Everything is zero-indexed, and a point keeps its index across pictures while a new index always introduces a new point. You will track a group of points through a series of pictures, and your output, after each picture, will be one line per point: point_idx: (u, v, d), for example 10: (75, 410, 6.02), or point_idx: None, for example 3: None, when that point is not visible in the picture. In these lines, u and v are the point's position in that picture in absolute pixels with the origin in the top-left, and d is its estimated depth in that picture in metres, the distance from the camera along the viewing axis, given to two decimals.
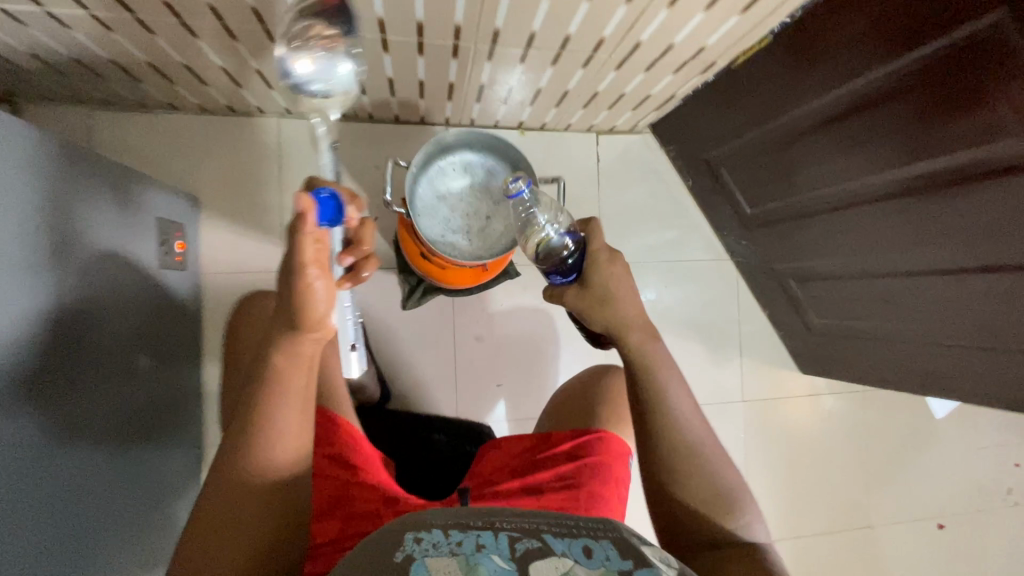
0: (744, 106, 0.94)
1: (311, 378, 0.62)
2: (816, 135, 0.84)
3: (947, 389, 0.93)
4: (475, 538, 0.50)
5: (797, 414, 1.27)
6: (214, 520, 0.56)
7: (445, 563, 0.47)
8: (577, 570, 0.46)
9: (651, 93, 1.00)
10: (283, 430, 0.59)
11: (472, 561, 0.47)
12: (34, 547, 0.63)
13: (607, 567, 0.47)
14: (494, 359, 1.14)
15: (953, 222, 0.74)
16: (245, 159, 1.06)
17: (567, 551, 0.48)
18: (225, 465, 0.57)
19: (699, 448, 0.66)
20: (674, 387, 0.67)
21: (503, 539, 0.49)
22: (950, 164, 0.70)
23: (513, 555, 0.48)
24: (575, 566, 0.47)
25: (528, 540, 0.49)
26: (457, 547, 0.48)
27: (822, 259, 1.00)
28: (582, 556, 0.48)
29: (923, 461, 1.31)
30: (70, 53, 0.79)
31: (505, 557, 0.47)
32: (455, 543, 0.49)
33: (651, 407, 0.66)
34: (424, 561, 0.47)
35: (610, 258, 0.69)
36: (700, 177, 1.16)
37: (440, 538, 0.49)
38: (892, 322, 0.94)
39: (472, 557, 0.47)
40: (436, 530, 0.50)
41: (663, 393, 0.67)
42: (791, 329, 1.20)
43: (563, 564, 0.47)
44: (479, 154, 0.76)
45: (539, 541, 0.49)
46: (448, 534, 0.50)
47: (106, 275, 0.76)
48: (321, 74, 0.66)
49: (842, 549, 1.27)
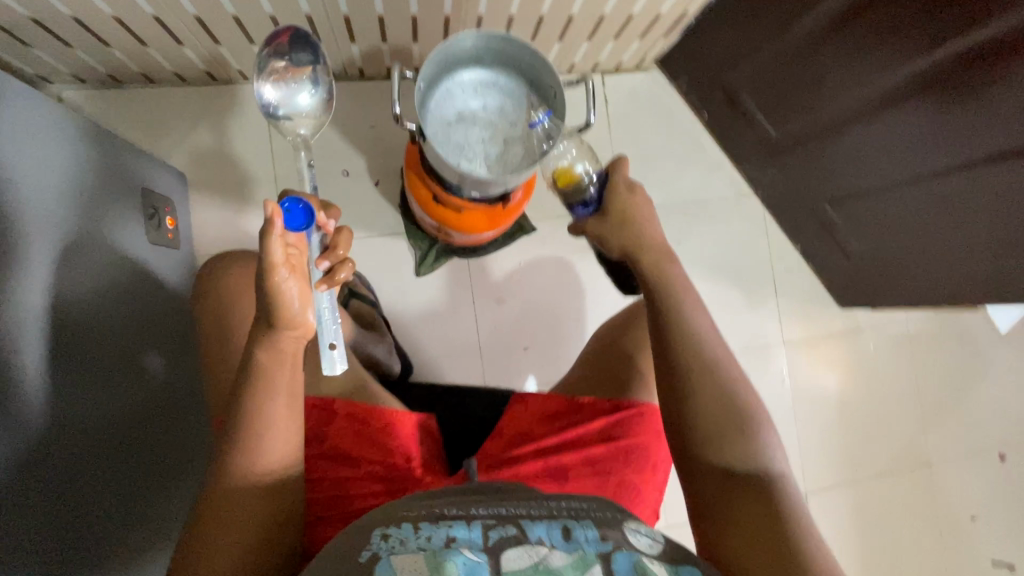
0: (770, 9, 0.87)
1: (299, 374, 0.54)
2: (849, 30, 0.79)
3: (1012, 294, 0.85)
4: (445, 531, 0.48)
5: (843, 353, 1.19)
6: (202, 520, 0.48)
7: (411, 561, 0.45)
8: (553, 557, 0.45)
9: (662, 12, 0.92)
10: (275, 420, 0.51)
11: (440, 558, 0.45)
12: (35, 546, 0.55)
13: (585, 551, 0.46)
14: (519, 318, 1.06)
15: (1004, 102, 0.68)
16: (235, 130, 0.98)
17: (545, 536, 0.48)
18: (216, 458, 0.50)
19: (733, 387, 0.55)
20: (700, 312, 0.58)
21: (476, 529, 0.48)
22: (992, 36, 0.65)
23: (486, 545, 0.46)
24: (552, 552, 0.46)
25: (501, 528, 0.48)
26: (426, 543, 0.47)
27: (857, 174, 0.93)
28: (561, 539, 0.47)
29: (981, 391, 1.22)
30: (29, 12, 0.72)
31: (475, 550, 0.46)
32: (424, 537, 0.47)
33: (674, 331, 0.56)
34: (390, 559, 0.45)
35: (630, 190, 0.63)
36: (717, 107, 1.09)
37: (409, 533, 0.48)
38: (947, 227, 0.86)
39: (440, 553, 0.45)
40: (406, 525, 0.49)
41: (682, 315, 0.57)
42: (828, 262, 1.14)
43: (539, 553, 0.46)
44: (500, 75, 0.70)
45: (515, 527, 0.48)
46: (417, 528, 0.48)
47: (96, 244, 0.69)
48: (287, 95, 0.72)
49: (907, 492, 1.18)
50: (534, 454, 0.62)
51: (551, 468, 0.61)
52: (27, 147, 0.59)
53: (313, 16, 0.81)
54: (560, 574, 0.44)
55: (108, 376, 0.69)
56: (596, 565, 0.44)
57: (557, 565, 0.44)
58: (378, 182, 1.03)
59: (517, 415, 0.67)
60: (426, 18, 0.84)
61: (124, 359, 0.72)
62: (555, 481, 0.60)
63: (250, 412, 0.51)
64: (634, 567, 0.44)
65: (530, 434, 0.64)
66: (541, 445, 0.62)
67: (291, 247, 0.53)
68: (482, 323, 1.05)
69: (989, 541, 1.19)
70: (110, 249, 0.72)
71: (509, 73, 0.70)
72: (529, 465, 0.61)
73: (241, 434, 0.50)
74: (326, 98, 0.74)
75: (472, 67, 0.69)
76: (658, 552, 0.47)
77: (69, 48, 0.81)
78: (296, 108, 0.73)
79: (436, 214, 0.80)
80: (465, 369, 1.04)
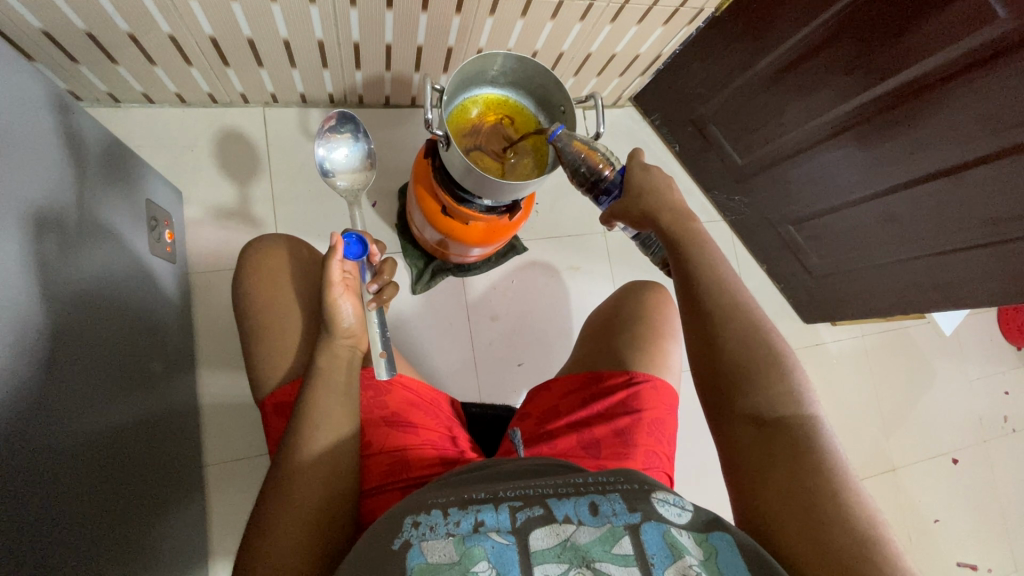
0: (733, 52, 1.00)
1: (356, 353, 0.59)
2: (802, 69, 0.93)
3: (953, 298, 0.97)
4: (474, 515, 0.47)
5: (813, 362, 1.28)
6: (284, 484, 0.50)
7: (442, 548, 0.44)
8: (580, 534, 0.46)
9: (640, 53, 1.04)
10: (332, 407, 0.55)
11: (468, 544, 0.45)
12: (50, 547, 0.53)
13: (614, 524, 0.46)
14: (513, 335, 1.09)
15: (941, 125, 0.80)
16: (237, 150, 1.01)
17: (572, 514, 0.47)
18: (292, 427, 0.53)
19: (762, 343, 0.56)
20: (724, 267, 0.61)
21: (505, 511, 0.47)
22: (927, 70, 0.78)
23: (515, 526, 0.46)
24: (579, 529, 0.46)
25: (529, 509, 0.47)
26: (455, 528, 0.46)
27: (815, 194, 1.05)
28: (588, 515, 0.47)
29: (931, 399, 1.33)
30: (43, 23, 0.73)
31: (503, 533, 0.46)
32: (453, 523, 0.46)
33: (702, 287, 0.59)
34: (420, 547, 0.44)
35: (643, 166, 0.64)
36: (687, 138, 1.21)
37: (438, 519, 0.47)
38: (894, 239, 0.97)
39: (468, 539, 0.45)
40: (435, 511, 0.48)
41: (722, 284, 0.59)
42: (792, 281, 1.24)
43: (565, 531, 0.46)
44: (524, 98, 0.79)
45: (542, 507, 0.48)
46: (446, 514, 0.47)
47: (107, 248, 0.70)
48: (337, 159, 0.84)
49: (879, 494, 1.24)
50: (567, 429, 0.65)
51: (585, 441, 0.64)
52: (48, 147, 0.61)
53: (325, 44, 0.86)
54: (587, 550, 0.45)
55: (106, 383, 0.66)
56: (625, 538, 0.45)
57: (584, 542, 0.45)
58: (375, 202, 1.06)
59: (542, 398, 0.72)
60: (430, 49, 0.91)
61: (123, 367, 0.70)
62: (591, 453, 0.63)
63: (311, 396, 0.55)
64: (665, 540, 0.45)
65: (557, 408, 0.69)
66: (573, 420, 0.66)
67: (347, 272, 0.61)
68: (478, 339, 1.07)
69: (955, 545, 1.25)
70: (124, 244, 0.74)
71: (523, 92, 0.78)
72: (564, 440, 0.64)
73: (305, 415, 0.54)
74: (364, 160, 0.84)
75: (486, 86, 0.77)
76: (686, 521, 0.48)
77: (75, 63, 0.82)
78: (340, 165, 0.83)
79: (443, 224, 0.85)
80: (462, 385, 1.04)
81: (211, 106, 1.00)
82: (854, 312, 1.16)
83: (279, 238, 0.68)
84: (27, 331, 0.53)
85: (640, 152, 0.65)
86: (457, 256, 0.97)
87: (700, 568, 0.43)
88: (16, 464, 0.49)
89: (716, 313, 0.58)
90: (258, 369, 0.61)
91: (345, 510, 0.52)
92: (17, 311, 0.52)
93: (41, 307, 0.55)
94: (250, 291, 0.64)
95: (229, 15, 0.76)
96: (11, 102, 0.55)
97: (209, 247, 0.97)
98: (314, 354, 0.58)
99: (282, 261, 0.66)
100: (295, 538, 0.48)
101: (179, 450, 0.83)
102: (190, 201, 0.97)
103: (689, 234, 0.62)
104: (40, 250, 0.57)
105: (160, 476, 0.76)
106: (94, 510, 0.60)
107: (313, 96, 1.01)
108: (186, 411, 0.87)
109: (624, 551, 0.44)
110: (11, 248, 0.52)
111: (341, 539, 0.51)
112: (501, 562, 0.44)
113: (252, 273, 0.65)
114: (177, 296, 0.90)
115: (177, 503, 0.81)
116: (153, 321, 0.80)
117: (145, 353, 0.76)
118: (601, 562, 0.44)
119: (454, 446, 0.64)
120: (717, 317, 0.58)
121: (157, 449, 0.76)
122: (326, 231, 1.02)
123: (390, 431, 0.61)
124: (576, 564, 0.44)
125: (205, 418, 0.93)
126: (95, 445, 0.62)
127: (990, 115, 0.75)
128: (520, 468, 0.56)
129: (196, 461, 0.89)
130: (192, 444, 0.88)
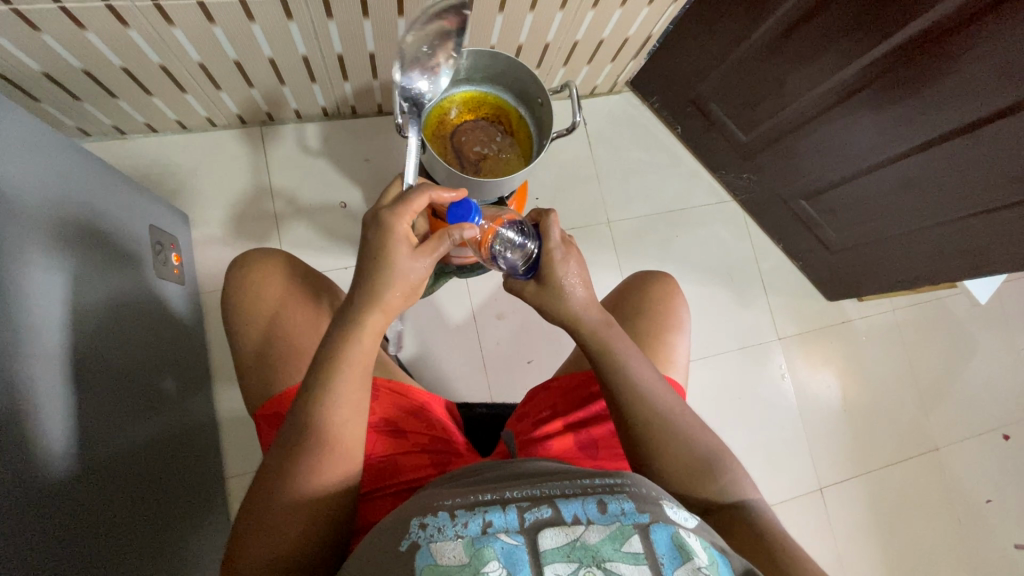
0: (726, 25, 0.97)
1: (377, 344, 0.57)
2: (800, 34, 0.88)
3: (986, 263, 0.90)
4: (481, 517, 0.46)
5: (840, 341, 1.22)
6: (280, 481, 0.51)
7: (452, 550, 0.44)
8: (589, 534, 0.44)
9: (629, 35, 1.01)
10: (339, 409, 0.53)
11: (478, 545, 0.44)
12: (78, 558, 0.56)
13: (623, 523, 0.45)
14: (520, 334, 1.09)
15: (951, 80, 0.75)
16: (239, 170, 1.04)
17: (581, 513, 0.46)
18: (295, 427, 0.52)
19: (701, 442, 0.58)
20: (648, 381, 0.60)
21: (511, 511, 0.47)
22: (930, 24, 0.73)
23: (523, 527, 0.45)
24: (588, 528, 0.45)
25: (536, 509, 0.47)
26: (463, 529, 0.45)
27: (826, 166, 1.00)
28: (596, 513, 0.46)
29: (972, 372, 1.25)
30: (42, 65, 0.77)
31: (512, 533, 0.45)
32: (461, 525, 0.46)
33: (627, 401, 0.59)
34: (429, 549, 0.44)
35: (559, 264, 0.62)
36: (688, 119, 1.17)
37: (445, 521, 0.46)
38: (916, 203, 0.91)
39: (478, 541, 0.44)
40: (441, 513, 0.47)
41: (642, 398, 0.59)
42: (810, 257, 1.18)
43: (575, 530, 0.45)
44: (505, 95, 0.78)
45: (550, 508, 0.47)
46: (453, 516, 0.47)
47: (120, 274, 0.74)
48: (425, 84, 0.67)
49: (919, 475, 1.17)
50: (563, 429, 0.65)
51: (583, 442, 0.65)
52: (60, 183, 0.65)
53: (310, 59, 0.87)
54: (597, 549, 0.43)
55: (126, 406, 0.69)
56: (634, 536, 0.44)
57: (594, 541, 0.44)
58: None
59: (540, 397, 0.70)
60: None
61: (141, 388, 0.73)
62: (588, 454, 0.64)
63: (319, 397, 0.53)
64: (673, 541, 0.44)
65: (555, 409, 0.68)
66: (570, 420, 0.66)
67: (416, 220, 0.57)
68: (485, 340, 1.07)
69: (1010, 526, 1.17)
70: (134, 270, 0.78)
71: (502, 88, 0.77)
72: (560, 441, 0.64)
73: (310, 416, 0.52)
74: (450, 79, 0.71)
75: (463, 85, 0.76)
76: (693, 525, 0.47)
77: (79, 100, 0.86)
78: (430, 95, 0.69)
79: None
80: (473, 387, 1.05)
81: (211, 129, 1.03)
82: (879, 285, 1.10)
83: (268, 252, 0.70)
84: (50, 359, 0.57)
85: (555, 213, 0.61)
86: (458, 258, 0.95)
87: (708, 572, 0.42)
88: (39, 483, 0.53)
89: (649, 439, 0.58)
90: (252, 382, 0.63)
91: (340, 509, 0.53)
92: (39, 340, 0.56)
93: (64, 334, 0.59)
94: (239, 304, 0.65)
95: (214, 41, 0.78)
96: (23, 146, 0.59)
97: (220, 266, 1.00)
98: (322, 359, 0.55)
99: (270, 275, 0.67)
100: (287, 533, 0.50)
101: (200, 464, 0.86)
102: (198, 223, 1.01)
103: (608, 355, 0.61)
104: (58, 282, 0.61)
105: (184, 490, 0.80)
106: (119, 527, 0.63)
107: (306, 111, 1.03)
108: (204, 426, 0.91)
109: (634, 549, 0.43)
110: (31, 281, 0.56)
111: (333, 533, 0.53)
112: (512, 562, 0.43)
113: (237, 290, 0.66)
114: (189, 316, 0.93)
115: (202, 516, 0.84)
116: (166, 340, 0.83)
117: (160, 371, 0.79)
118: (612, 562, 0.42)
119: (450, 451, 0.65)
120: (650, 425, 0.58)
121: (179, 463, 0.79)
122: (329, 243, 1.04)
123: (387, 439, 0.62)
124: (586, 563, 0.42)
125: (225, 430, 0.96)
126: (116, 459, 0.65)
127: (1005, 66, 0.70)
128: (525, 469, 0.55)
129: (216, 474, 0.92)
130: (213, 456, 0.92)
